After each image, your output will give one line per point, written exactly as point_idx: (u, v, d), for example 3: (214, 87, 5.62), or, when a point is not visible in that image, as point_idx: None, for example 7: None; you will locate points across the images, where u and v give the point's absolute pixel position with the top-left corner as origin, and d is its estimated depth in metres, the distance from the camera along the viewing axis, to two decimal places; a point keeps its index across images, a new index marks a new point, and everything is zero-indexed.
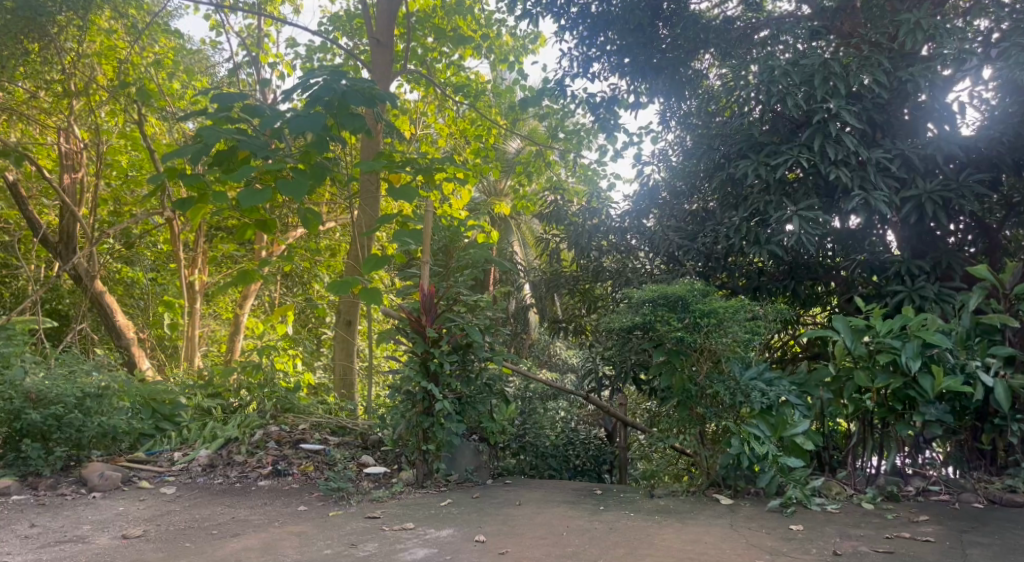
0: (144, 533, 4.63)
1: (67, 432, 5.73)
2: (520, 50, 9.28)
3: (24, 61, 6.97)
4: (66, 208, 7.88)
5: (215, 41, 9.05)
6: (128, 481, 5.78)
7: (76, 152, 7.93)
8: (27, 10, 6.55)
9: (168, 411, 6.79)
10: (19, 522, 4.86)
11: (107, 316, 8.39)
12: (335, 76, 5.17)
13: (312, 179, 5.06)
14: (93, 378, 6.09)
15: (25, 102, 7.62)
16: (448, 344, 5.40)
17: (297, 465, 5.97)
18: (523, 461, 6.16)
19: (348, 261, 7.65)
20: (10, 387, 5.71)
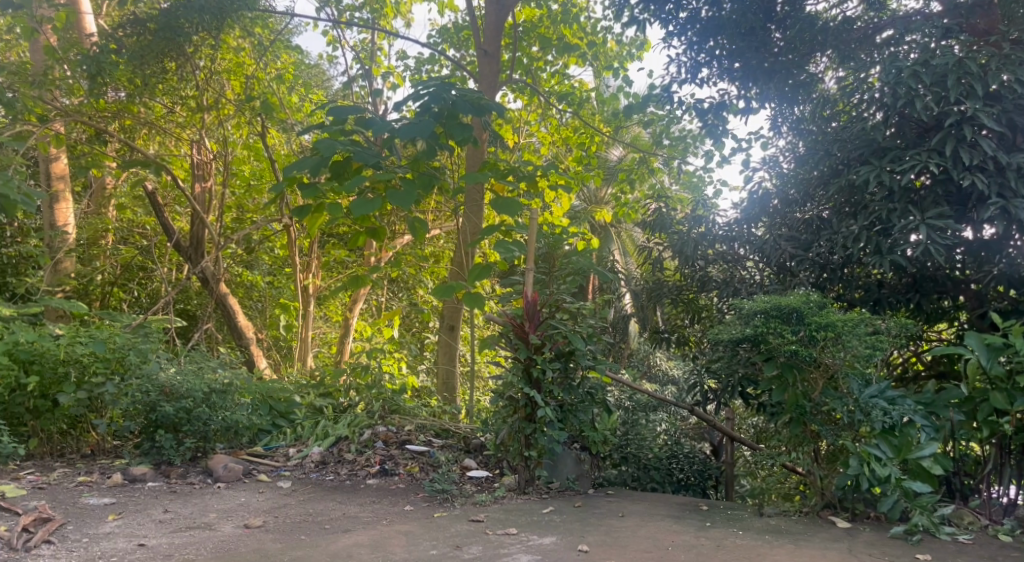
0: (264, 524, 4.87)
1: (195, 424, 6.08)
2: (624, 56, 9.22)
3: (164, 79, 7.56)
4: (197, 215, 8.48)
5: (331, 55, 9.40)
6: (248, 473, 6.10)
7: (207, 163, 8.47)
8: (166, 31, 7.18)
9: (283, 409, 7.13)
10: (154, 507, 5.20)
11: (230, 316, 8.87)
12: (443, 86, 5.28)
13: (421, 189, 5.24)
14: (218, 375, 6.46)
15: (164, 117, 8.18)
16: (551, 351, 5.41)
17: (403, 465, 6.12)
18: (625, 471, 6.06)
19: (453, 266, 7.76)
20: (147, 381, 6.11)
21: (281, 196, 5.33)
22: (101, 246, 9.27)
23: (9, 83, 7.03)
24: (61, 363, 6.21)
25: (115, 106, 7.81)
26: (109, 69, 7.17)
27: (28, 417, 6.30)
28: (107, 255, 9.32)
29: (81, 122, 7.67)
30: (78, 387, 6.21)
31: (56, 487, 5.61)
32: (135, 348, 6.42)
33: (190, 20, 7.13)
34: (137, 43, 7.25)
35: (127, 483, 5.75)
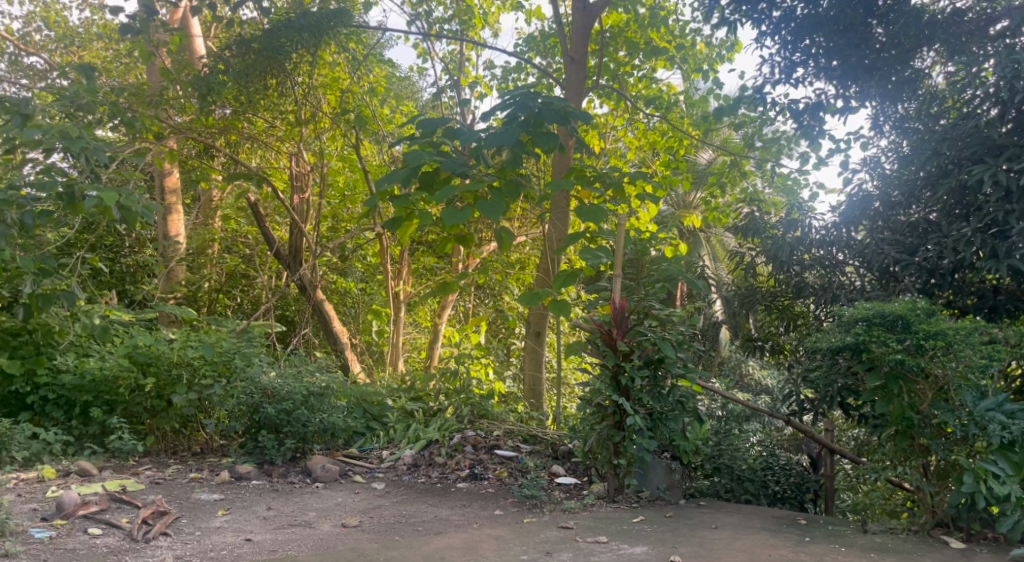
0: (360, 524, 5.03)
1: (295, 426, 6.34)
2: (714, 58, 9.08)
3: (265, 94, 8.02)
4: (296, 225, 8.88)
5: (422, 67, 9.61)
6: (344, 474, 6.30)
7: (305, 174, 8.93)
8: (269, 50, 7.58)
9: (377, 411, 7.32)
10: (258, 504, 5.45)
11: (326, 322, 9.17)
12: (530, 94, 5.35)
13: (508, 197, 5.33)
14: (316, 378, 6.75)
15: (265, 132, 8.44)
16: (640, 358, 5.33)
17: (492, 470, 6.19)
18: (718, 482, 5.87)
19: (538, 273, 7.74)
20: (251, 383, 6.48)
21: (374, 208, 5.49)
22: (208, 254, 9.76)
23: (129, 103, 7.54)
24: (174, 366, 6.61)
25: (222, 122, 8.21)
26: (218, 88, 7.68)
27: (146, 416, 6.71)
28: (214, 264, 9.84)
29: (193, 138, 8.16)
30: (189, 389, 6.57)
31: (170, 482, 5.95)
32: (240, 353, 6.83)
33: (291, 39, 7.58)
34: (243, 62, 7.74)
35: (233, 481, 6.05)
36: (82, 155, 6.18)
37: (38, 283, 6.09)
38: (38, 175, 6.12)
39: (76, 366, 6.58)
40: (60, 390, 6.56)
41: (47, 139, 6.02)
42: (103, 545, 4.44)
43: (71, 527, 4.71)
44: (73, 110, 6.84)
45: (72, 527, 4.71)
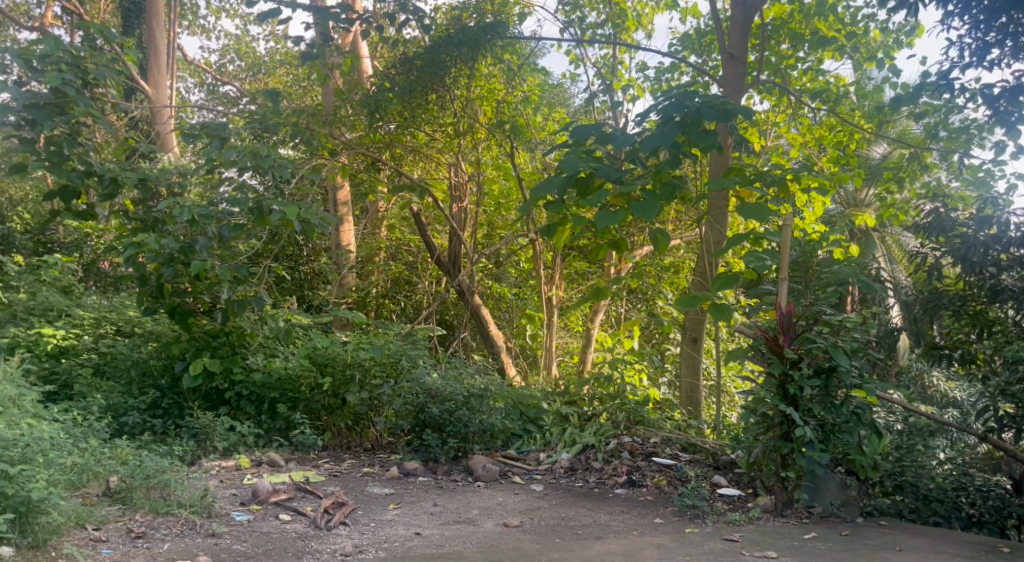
0: (521, 524, 5.17)
1: (457, 426, 6.63)
2: (891, 44, 8.57)
3: (425, 109, 8.40)
4: (454, 232, 9.26)
5: (574, 74, 9.64)
6: (503, 474, 6.46)
7: (463, 184, 9.26)
8: (432, 66, 8.09)
9: (533, 414, 7.39)
10: (425, 500, 5.78)
11: (483, 327, 9.45)
12: (687, 94, 5.25)
13: (664, 199, 5.23)
14: (476, 381, 7.05)
15: (426, 144, 8.86)
16: (810, 367, 5.08)
17: (650, 478, 6.12)
18: (901, 502, 5.49)
19: (694, 275, 7.56)
20: (416, 384, 6.82)
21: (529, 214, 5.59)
22: (375, 262, 10.48)
23: (308, 122, 8.13)
24: (348, 366, 7.08)
25: (388, 137, 8.67)
26: (384, 106, 8.22)
27: (324, 413, 7.21)
28: (380, 270, 10.48)
29: (363, 153, 8.67)
30: (361, 388, 7.03)
31: (346, 475, 6.37)
32: (406, 355, 7.18)
33: (451, 55, 8.05)
34: (407, 78, 8.18)
35: (402, 476, 6.40)
36: (269, 172, 6.86)
37: (234, 289, 6.83)
38: (233, 192, 6.85)
39: (265, 366, 7.21)
40: (251, 387, 7.15)
41: (242, 159, 6.82)
42: (292, 531, 5.01)
43: (265, 512, 5.30)
44: (261, 132, 7.53)
45: (265, 513, 5.30)
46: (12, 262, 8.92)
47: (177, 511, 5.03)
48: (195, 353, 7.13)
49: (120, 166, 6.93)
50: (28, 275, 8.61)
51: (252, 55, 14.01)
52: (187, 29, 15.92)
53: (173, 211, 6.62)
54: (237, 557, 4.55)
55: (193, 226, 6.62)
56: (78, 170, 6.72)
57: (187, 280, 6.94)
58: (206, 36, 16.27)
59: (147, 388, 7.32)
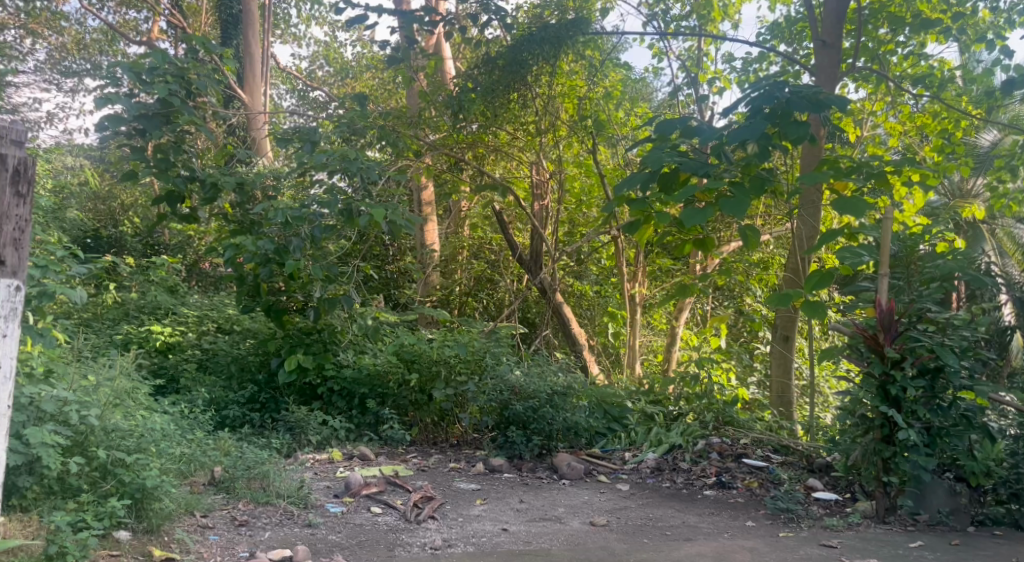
0: (608, 523, 5.16)
1: (541, 423, 6.67)
2: (1001, 25, 8.11)
3: (507, 109, 8.48)
4: (536, 230, 9.30)
5: (658, 67, 9.50)
6: (589, 473, 6.46)
7: (544, 182, 9.26)
8: (514, 65, 8.13)
9: (617, 413, 7.34)
10: (511, 496, 5.84)
11: (565, 324, 9.45)
12: (776, 85, 5.10)
13: (754, 193, 5.09)
14: (559, 379, 7.02)
15: (508, 143, 8.94)
16: (914, 367, 4.87)
17: (741, 479, 6.00)
18: (1017, 511, 5.06)
19: (785, 272, 7.34)
20: (499, 381, 6.89)
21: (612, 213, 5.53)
22: (458, 260, 10.65)
23: (393, 124, 8.30)
24: (433, 363, 7.26)
25: (470, 137, 8.78)
26: (468, 106, 8.26)
27: (410, 408, 7.37)
28: (463, 268, 10.65)
29: (447, 154, 8.80)
30: (447, 384, 7.14)
31: (434, 470, 6.49)
32: (489, 352, 7.26)
33: (533, 53, 8.06)
34: (490, 78, 8.23)
35: (488, 472, 6.48)
36: (358, 174, 7.05)
37: (325, 287, 7.08)
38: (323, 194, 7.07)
39: (355, 361, 7.48)
40: (343, 382, 7.37)
41: (332, 163, 7.02)
42: (384, 523, 5.15)
43: (358, 504, 5.46)
44: (349, 135, 7.74)
45: (358, 505, 5.46)
46: (123, 263, 9.50)
47: (277, 501, 5.26)
48: (291, 348, 7.41)
49: (220, 171, 7.27)
50: (139, 276, 9.18)
51: (340, 60, 14.41)
52: (279, 37, 16.51)
53: (269, 213, 6.96)
54: (332, 548, 4.71)
55: (287, 228, 6.89)
56: (182, 176, 7.07)
57: (281, 280, 7.28)
58: (297, 44, 16.81)
59: (246, 382, 7.62)
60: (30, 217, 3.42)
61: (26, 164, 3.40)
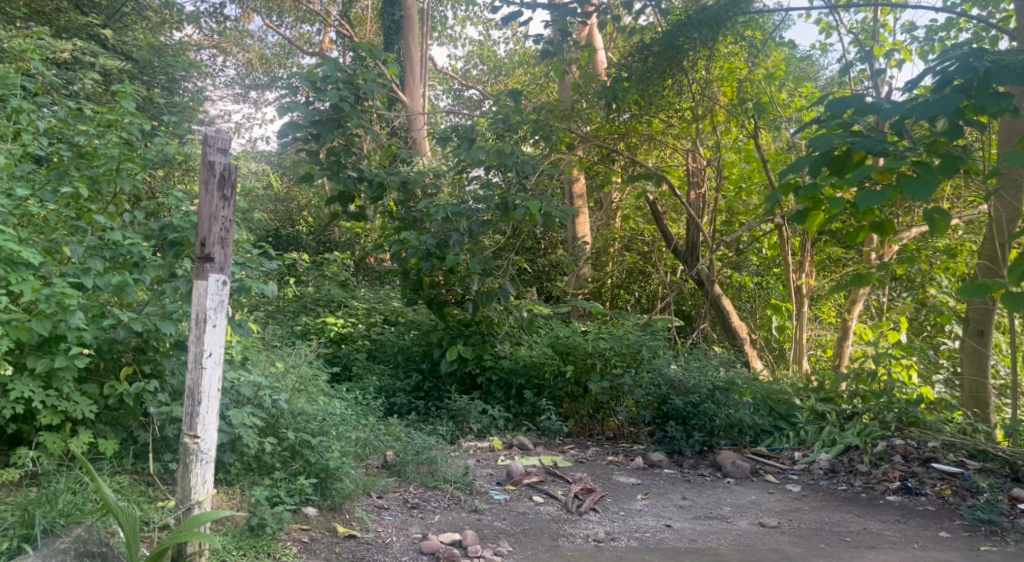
0: (779, 525, 4.98)
1: (702, 418, 6.57)
2: None
3: (662, 97, 8.30)
4: (692, 219, 9.08)
5: (826, 44, 9.00)
6: (756, 472, 6.26)
7: (701, 170, 9.10)
8: (669, 51, 7.90)
9: (784, 411, 7.05)
10: (674, 492, 5.76)
11: (724, 317, 9.17)
12: (971, 54, 4.57)
13: (943, 174, 4.59)
14: (721, 374, 6.88)
15: (662, 131, 8.83)
16: None
17: (930, 486, 5.59)
18: None
19: (980, 259, 6.72)
20: (659, 375, 6.85)
21: (776, 200, 5.16)
22: (611, 251, 10.59)
23: (547, 118, 8.31)
24: (589, 355, 7.19)
25: (624, 127, 8.69)
26: (621, 95, 8.17)
27: (566, 400, 7.43)
28: (617, 260, 10.60)
29: (600, 146, 8.75)
30: (603, 376, 7.09)
31: (593, 462, 6.51)
32: (645, 345, 7.16)
33: (689, 37, 7.81)
34: (644, 66, 8.05)
35: (648, 467, 6.43)
36: (513, 169, 7.14)
37: (483, 281, 7.26)
38: (480, 190, 7.26)
39: (511, 353, 7.58)
40: (500, 373, 7.50)
41: (489, 159, 7.15)
42: (546, 513, 5.23)
43: (520, 493, 5.57)
44: (504, 131, 7.85)
45: (520, 493, 5.57)
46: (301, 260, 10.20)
47: (444, 486, 5.46)
48: (451, 339, 7.65)
49: (385, 171, 7.61)
50: (314, 272, 9.87)
51: (494, 58, 14.70)
52: (436, 40, 17.09)
53: (430, 210, 7.20)
54: (498, 534, 4.84)
55: (448, 224, 7.12)
56: (351, 176, 7.47)
57: (441, 274, 7.54)
58: (453, 45, 17.29)
59: (411, 370, 7.97)
60: (235, 218, 3.73)
61: (230, 170, 3.71)
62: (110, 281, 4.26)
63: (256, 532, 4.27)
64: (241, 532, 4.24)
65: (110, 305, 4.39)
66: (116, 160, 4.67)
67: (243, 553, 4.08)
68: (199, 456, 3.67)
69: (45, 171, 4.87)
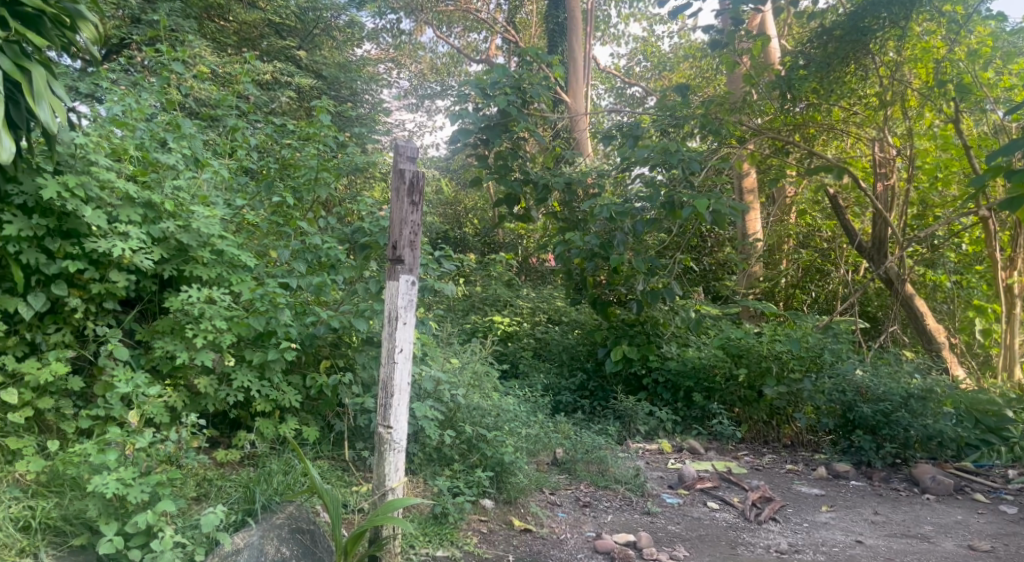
0: (992, 550, 4.56)
1: (895, 429, 6.13)
2: None
3: (844, 83, 7.82)
4: (878, 213, 8.48)
5: None
6: (960, 490, 5.78)
7: (889, 159, 8.47)
8: (853, 34, 7.45)
9: (993, 423, 6.46)
10: (863, 506, 5.42)
11: (918, 321, 8.50)
12: None
13: None
14: (916, 381, 6.32)
15: (844, 120, 8.31)
16: None
17: None
18: None
19: None
20: (843, 380, 6.44)
21: (983, 188, 4.62)
22: (785, 250, 10.10)
23: (714, 112, 7.90)
24: (764, 358, 6.93)
25: (800, 118, 8.19)
26: (799, 84, 7.65)
27: (739, 404, 7.14)
28: (791, 259, 10.11)
29: (773, 139, 8.31)
30: (779, 381, 6.79)
31: (770, 470, 6.24)
32: (827, 348, 6.82)
33: (875, 16, 7.32)
34: (825, 51, 7.61)
35: (832, 478, 6.09)
36: (679, 166, 6.94)
37: (648, 281, 7.10)
38: (644, 188, 7.10)
39: (678, 354, 7.41)
40: (667, 374, 7.34)
41: (654, 156, 7.01)
42: (723, 519, 5.08)
43: (694, 498, 5.44)
44: (671, 127, 7.71)
45: (694, 498, 5.44)
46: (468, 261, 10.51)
47: (615, 486, 5.45)
48: (615, 339, 7.59)
49: (550, 172, 7.67)
50: (481, 273, 10.12)
51: (657, 55, 14.50)
52: (599, 39, 17.09)
53: (594, 210, 7.19)
54: (673, 538, 4.75)
55: (612, 223, 7.08)
56: (518, 179, 7.60)
57: (605, 274, 7.48)
58: (616, 44, 17.21)
59: (575, 370, 8.01)
60: (423, 222, 3.89)
61: (419, 176, 3.88)
62: (311, 282, 4.61)
63: (439, 520, 4.47)
64: (427, 520, 4.45)
65: (310, 303, 4.73)
66: (314, 170, 5.07)
67: (429, 540, 4.29)
68: (392, 445, 3.87)
69: (253, 182, 5.33)
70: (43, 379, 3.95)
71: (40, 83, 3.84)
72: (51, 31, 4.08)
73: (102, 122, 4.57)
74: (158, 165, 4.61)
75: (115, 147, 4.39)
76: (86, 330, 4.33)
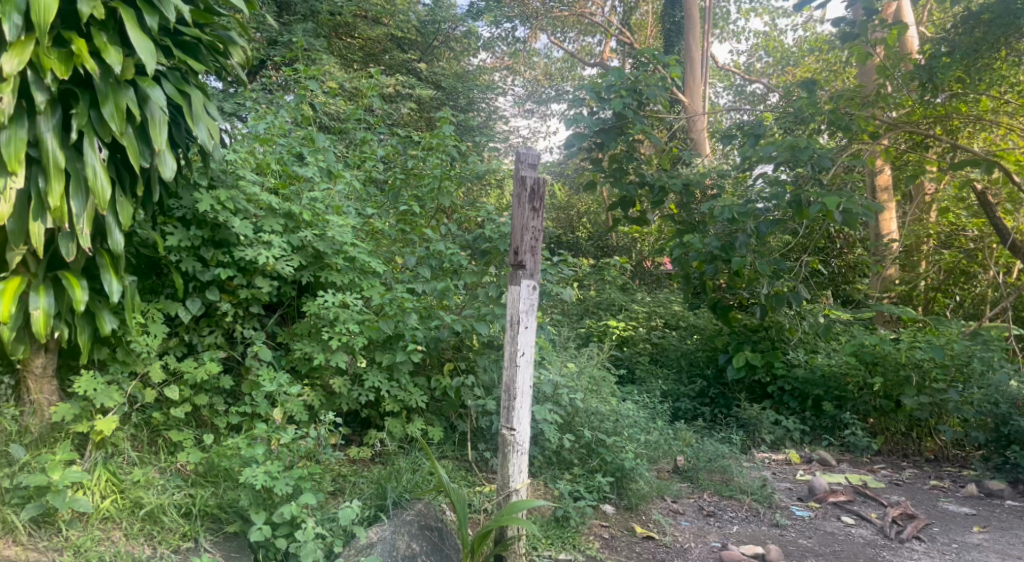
0: None
1: None
2: None
3: (993, 70, 7.21)
4: None
5: None
6: None
7: None
8: (1005, 17, 6.79)
9: None
10: (1021, 528, 5.00)
11: None
12: None
13: None
14: None
15: (991, 109, 7.72)
16: None
17: None
18: None
19: None
20: (996, 391, 6.05)
21: None
22: (924, 251, 9.46)
23: (845, 106, 7.57)
24: (901, 366, 6.51)
25: (941, 109, 7.71)
26: (941, 73, 7.08)
27: (874, 415, 6.74)
28: (931, 261, 9.46)
29: (909, 132, 7.83)
30: (920, 391, 6.39)
31: (911, 486, 5.86)
32: (977, 356, 6.35)
33: None
34: (972, 37, 7.00)
35: (984, 496, 5.65)
36: (807, 164, 6.66)
37: (772, 284, 6.84)
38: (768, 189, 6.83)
39: (806, 361, 7.09)
40: (794, 383, 7.01)
41: (779, 154, 6.70)
42: (859, 535, 4.83)
43: (826, 512, 5.20)
44: (795, 124, 7.41)
45: (826, 512, 5.21)
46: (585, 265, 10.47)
47: (741, 497, 5.28)
48: (737, 345, 7.34)
49: (668, 174, 7.53)
50: (597, 277, 10.05)
51: (781, 49, 13.98)
52: (719, 36, 16.65)
53: (713, 211, 7.01)
54: (805, 552, 4.57)
55: (732, 224, 6.88)
56: (634, 182, 7.52)
57: (726, 277, 7.27)
58: (736, 40, 16.69)
59: (695, 376, 7.79)
60: (544, 228, 3.95)
61: (540, 183, 3.94)
62: (435, 287, 4.77)
63: (561, 523, 4.51)
64: (548, 522, 4.49)
65: (434, 307, 4.90)
66: (437, 180, 5.23)
67: (551, 542, 4.33)
68: (515, 446, 3.94)
69: (375, 192, 5.57)
70: (199, 377, 4.29)
71: (198, 105, 4.19)
72: (207, 56, 4.42)
73: (248, 140, 4.94)
74: (297, 178, 4.94)
75: (260, 162, 4.78)
76: (235, 332, 4.69)
